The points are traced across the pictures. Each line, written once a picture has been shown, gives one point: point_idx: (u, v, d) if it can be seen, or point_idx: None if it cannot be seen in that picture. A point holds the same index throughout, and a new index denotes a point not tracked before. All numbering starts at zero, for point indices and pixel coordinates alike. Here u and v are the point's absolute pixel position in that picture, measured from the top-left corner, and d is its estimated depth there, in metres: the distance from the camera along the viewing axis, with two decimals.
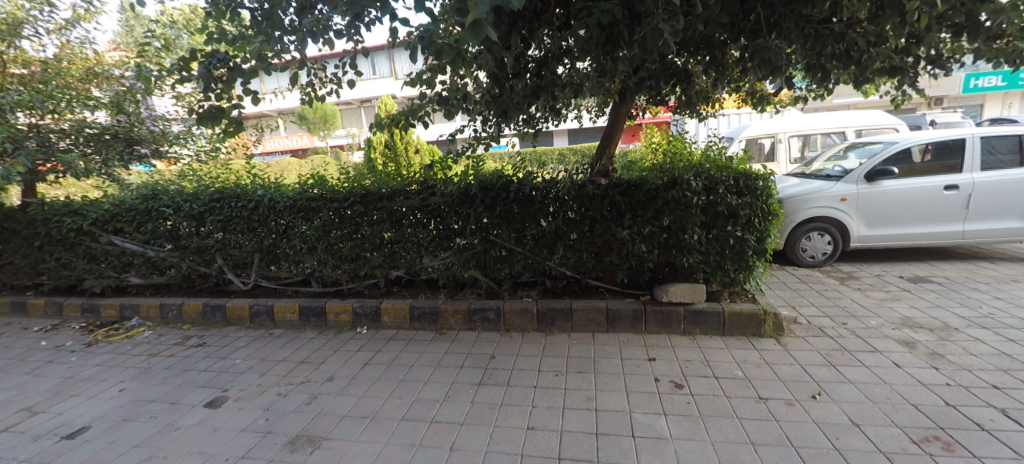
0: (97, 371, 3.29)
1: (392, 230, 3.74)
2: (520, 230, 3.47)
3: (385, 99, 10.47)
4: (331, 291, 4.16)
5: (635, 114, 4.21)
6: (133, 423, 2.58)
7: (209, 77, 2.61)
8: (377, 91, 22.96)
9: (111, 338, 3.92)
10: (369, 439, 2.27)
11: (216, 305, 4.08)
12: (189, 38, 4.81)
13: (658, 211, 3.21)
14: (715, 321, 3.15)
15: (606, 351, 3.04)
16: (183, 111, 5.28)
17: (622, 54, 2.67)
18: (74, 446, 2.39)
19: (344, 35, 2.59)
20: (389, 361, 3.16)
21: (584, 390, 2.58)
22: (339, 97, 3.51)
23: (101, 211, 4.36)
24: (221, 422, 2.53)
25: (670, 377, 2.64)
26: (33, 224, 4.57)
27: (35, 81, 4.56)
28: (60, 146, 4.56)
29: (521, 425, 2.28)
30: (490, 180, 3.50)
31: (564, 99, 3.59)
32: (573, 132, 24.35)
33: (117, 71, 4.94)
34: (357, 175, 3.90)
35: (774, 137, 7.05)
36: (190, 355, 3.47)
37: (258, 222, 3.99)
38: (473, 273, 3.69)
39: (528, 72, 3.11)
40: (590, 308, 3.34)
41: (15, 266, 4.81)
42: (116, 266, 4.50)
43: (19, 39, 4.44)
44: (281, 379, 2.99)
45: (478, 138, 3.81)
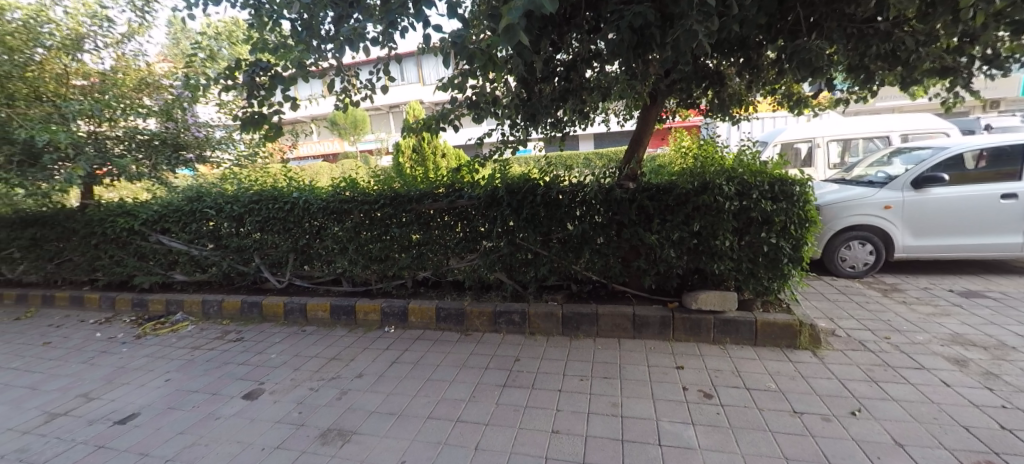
0: (145, 362, 3.49)
1: (420, 232, 3.81)
2: (546, 233, 3.48)
3: (413, 105, 10.72)
4: (360, 290, 4.27)
5: (664, 117, 4.15)
6: (178, 411, 2.72)
7: (253, 84, 2.76)
8: (406, 97, 23.50)
9: (158, 331, 4.15)
10: (396, 436, 2.32)
11: (254, 301, 4.25)
12: (231, 48, 5.08)
13: (688, 215, 3.15)
14: (747, 330, 3.06)
15: (632, 357, 3.00)
16: (225, 117, 5.57)
17: (653, 57, 2.64)
18: (125, 431, 2.54)
19: (380, 43, 2.67)
20: (416, 360, 3.21)
21: (609, 396, 2.55)
22: (372, 102, 3.59)
23: (151, 212, 4.64)
24: (257, 413, 2.64)
25: (699, 386, 2.57)
26: (91, 224, 4.91)
27: (94, 91, 4.91)
28: (116, 151, 4.89)
29: (546, 429, 2.28)
30: (517, 183, 3.51)
31: (592, 103, 3.57)
32: (599, 137, 24.19)
33: (166, 81, 5.23)
34: (387, 179, 4.00)
35: (812, 141, 6.80)
36: (229, 349, 3.63)
37: (293, 222, 4.15)
38: (499, 276, 3.70)
39: (556, 76, 3.14)
40: (617, 314, 3.30)
41: (74, 263, 5.17)
42: (162, 263, 4.76)
43: (80, 52, 4.79)
44: (313, 374, 3.09)
45: (506, 141, 3.86)
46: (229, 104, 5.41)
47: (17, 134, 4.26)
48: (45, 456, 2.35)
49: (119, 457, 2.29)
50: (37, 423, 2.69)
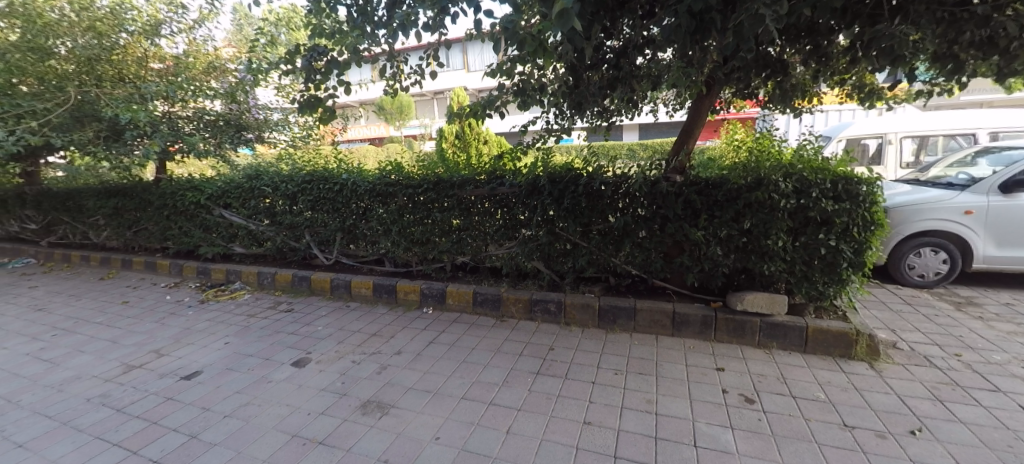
0: (208, 325, 3.79)
1: (461, 218, 3.87)
2: (587, 224, 3.43)
3: (457, 91, 10.83)
4: (401, 271, 4.41)
5: (718, 108, 3.94)
6: (234, 372, 2.94)
7: (311, 69, 2.87)
8: (451, 83, 23.73)
9: (219, 298, 4.49)
10: (431, 413, 2.40)
11: (303, 275, 4.50)
12: (289, 34, 5.33)
13: (739, 212, 2.99)
14: (796, 337, 2.89)
15: (669, 355, 2.93)
16: (283, 100, 5.90)
17: (712, 43, 2.50)
18: (190, 386, 2.79)
19: (431, 28, 2.70)
20: (452, 341, 3.29)
21: (644, 392, 2.50)
22: (422, 88, 3.64)
23: (216, 188, 4.99)
24: (304, 380, 2.81)
25: (740, 390, 2.48)
26: (164, 196, 5.36)
27: (170, 74, 5.28)
28: (186, 130, 5.28)
29: (577, 419, 2.28)
30: (559, 172, 3.47)
31: (641, 92, 3.45)
32: (644, 127, 23.46)
33: (231, 65, 5.59)
34: (431, 164, 4.08)
35: (883, 137, 6.25)
36: (280, 319, 3.87)
37: (341, 203, 4.33)
38: (536, 265, 3.70)
39: (605, 63, 3.08)
40: (656, 310, 3.22)
41: (149, 231, 5.65)
42: (223, 236, 5.11)
43: (158, 38, 5.17)
44: (355, 348, 3.24)
45: (550, 130, 3.85)
46: (286, 88, 5.72)
47: (104, 112, 4.69)
48: (124, 403, 2.62)
49: (184, 409, 2.52)
50: (117, 372, 2.99)
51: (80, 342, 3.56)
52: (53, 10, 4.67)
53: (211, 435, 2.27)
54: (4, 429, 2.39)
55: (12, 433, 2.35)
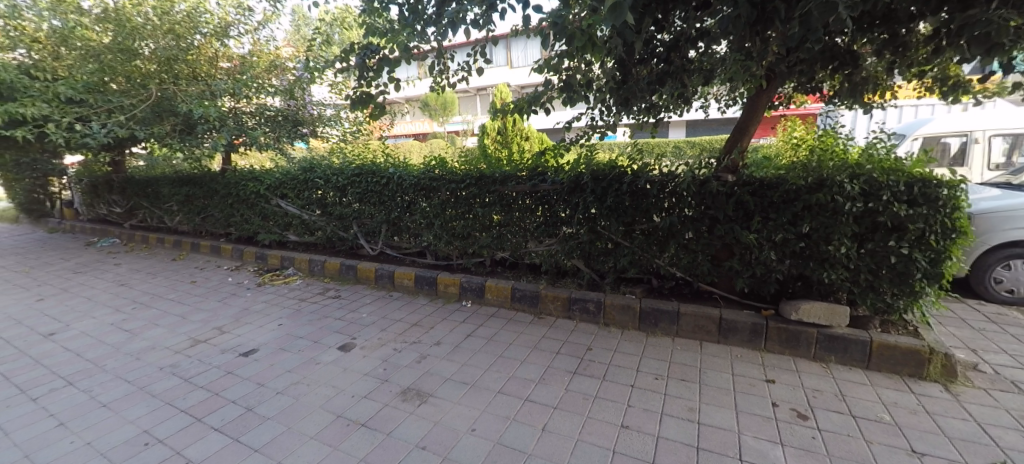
0: (264, 307, 4.04)
1: (502, 214, 3.88)
2: (630, 223, 3.34)
3: (501, 87, 10.90)
4: (442, 264, 4.50)
5: (776, 104, 3.71)
6: (286, 352, 3.12)
7: (364, 66, 2.97)
8: (494, 79, 23.91)
9: (274, 282, 4.78)
10: (468, 404, 2.43)
11: (350, 265, 4.70)
12: (342, 34, 5.59)
13: (797, 215, 2.80)
14: (858, 351, 2.68)
15: (714, 363, 2.80)
16: (336, 97, 6.22)
17: (774, 34, 2.35)
18: (247, 362, 2.99)
19: (479, 26, 2.73)
20: (490, 335, 3.32)
21: (686, 400, 2.41)
22: (468, 84, 3.67)
23: (274, 179, 5.30)
24: (349, 364, 2.93)
25: (791, 404, 2.34)
26: (229, 186, 5.77)
27: (236, 72, 5.67)
28: (249, 125, 5.65)
29: (614, 422, 2.23)
30: (603, 170, 3.41)
31: (693, 87, 3.30)
32: (691, 124, 22.53)
33: (290, 64, 5.93)
34: (474, 159, 4.12)
35: (968, 136, 5.65)
36: (328, 305, 4.07)
37: (388, 196, 4.48)
38: (576, 263, 3.66)
39: (654, 57, 2.98)
40: (701, 315, 3.09)
41: (215, 218, 6.11)
42: (280, 224, 5.43)
43: (227, 39, 5.58)
44: (397, 337, 3.35)
45: (594, 125, 3.80)
46: (339, 85, 6.01)
47: (180, 108, 5.11)
48: (190, 373, 2.85)
49: (242, 383, 2.71)
50: (185, 345, 3.26)
51: (155, 316, 3.91)
52: (140, 16, 5.14)
53: (265, 409, 2.43)
54: (92, 389, 2.67)
55: (98, 394, 2.62)
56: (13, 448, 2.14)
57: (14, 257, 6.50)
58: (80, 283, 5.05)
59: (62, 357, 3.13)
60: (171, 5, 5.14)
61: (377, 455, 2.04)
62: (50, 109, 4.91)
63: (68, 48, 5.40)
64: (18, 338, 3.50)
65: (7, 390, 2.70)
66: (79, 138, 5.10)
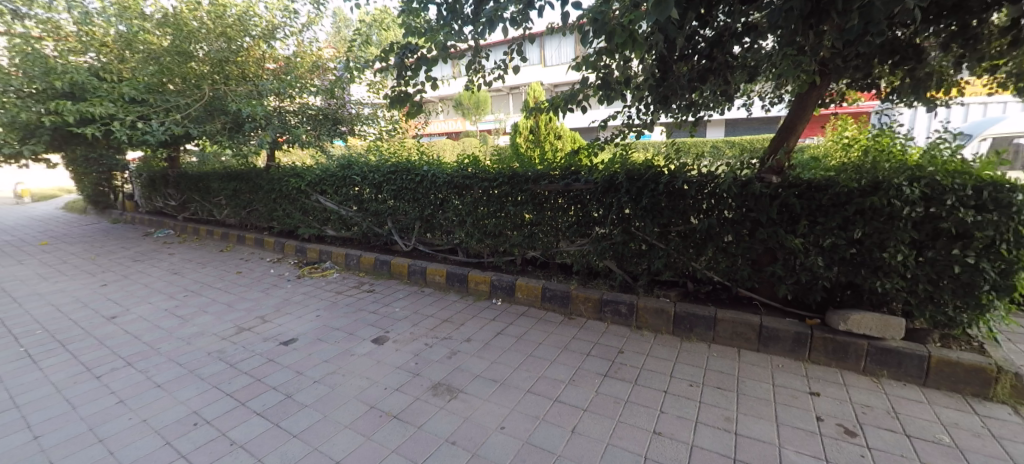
0: (303, 299, 4.21)
1: (534, 212, 3.87)
2: (665, 224, 3.25)
3: (534, 85, 10.90)
4: (473, 262, 4.53)
5: (826, 101, 3.51)
6: (323, 343, 3.23)
7: (402, 66, 3.02)
8: (527, 78, 23.92)
9: (313, 274, 4.97)
10: (497, 402, 2.44)
11: (384, 260, 4.82)
12: (381, 35, 5.75)
13: (848, 219, 2.64)
14: (914, 367, 2.50)
15: (753, 372, 2.69)
16: (373, 96, 6.42)
17: (829, 27, 2.21)
18: (287, 351, 3.12)
19: (517, 23, 2.72)
20: (520, 334, 3.32)
21: (722, 409, 2.33)
22: (503, 83, 3.67)
23: (314, 176, 5.51)
24: (382, 357, 3.00)
25: (838, 419, 2.21)
26: (273, 182, 6.03)
27: (282, 72, 5.93)
28: (292, 123, 5.90)
29: (647, 428, 2.18)
30: (638, 170, 3.33)
31: (736, 85, 3.17)
32: (730, 122, 21.75)
33: (331, 64, 6.16)
34: (507, 158, 4.12)
35: None
36: (363, 298, 4.19)
37: (421, 194, 4.56)
38: (608, 264, 3.60)
39: (696, 54, 2.91)
40: (740, 321, 2.97)
41: (259, 212, 6.41)
42: (319, 219, 5.63)
43: (274, 40, 5.84)
44: (428, 332, 3.40)
45: (630, 125, 3.70)
46: (376, 85, 6.20)
47: (230, 107, 5.38)
48: (235, 359, 3.00)
49: (282, 371, 2.83)
50: (231, 332, 3.44)
51: (205, 303, 4.15)
52: (195, 20, 5.45)
53: (303, 397, 2.52)
54: (148, 370, 2.86)
55: (154, 374, 2.81)
56: (80, 421, 2.33)
57: (82, 245, 7.05)
58: (139, 270, 5.42)
59: (123, 339, 3.36)
60: (224, 9, 5.43)
61: (409, 447, 2.08)
62: (116, 108, 5.29)
63: (132, 52, 5.79)
64: (85, 320, 3.80)
65: (75, 367, 2.93)
66: (140, 135, 5.47)
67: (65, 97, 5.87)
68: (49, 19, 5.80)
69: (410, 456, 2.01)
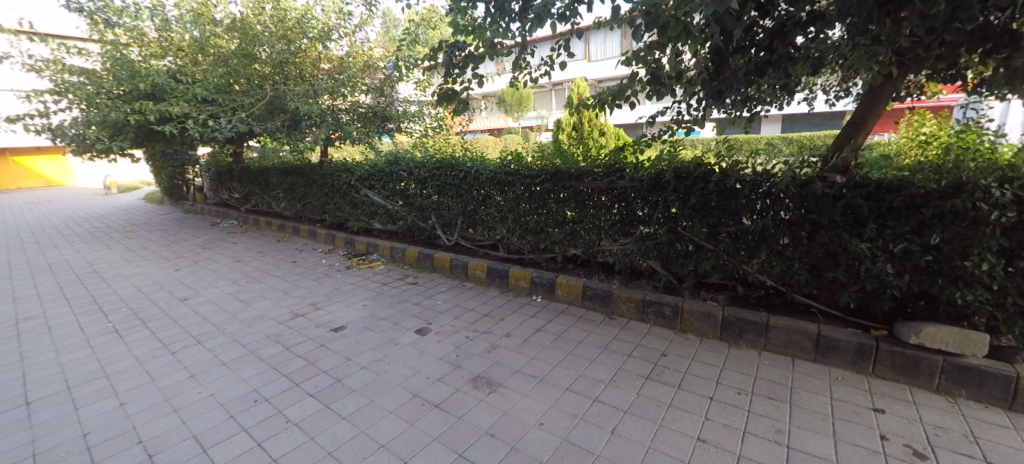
0: (351, 288, 4.40)
1: (576, 210, 3.83)
2: (715, 224, 3.12)
3: (578, 81, 10.79)
4: (514, 258, 4.56)
5: (900, 95, 3.23)
6: (370, 332, 3.37)
7: (450, 64, 3.08)
8: (570, 74, 23.68)
9: (360, 266, 5.19)
10: (536, 398, 2.45)
11: (428, 254, 4.94)
12: (428, 33, 5.91)
13: (923, 224, 2.42)
14: (998, 388, 2.26)
15: (809, 383, 2.53)
16: (420, 94, 6.62)
17: (908, 13, 2.03)
18: (337, 337, 3.28)
19: (566, 19, 2.70)
20: (560, 332, 3.31)
21: (773, 420, 2.21)
22: (550, 79, 3.66)
23: (363, 171, 5.73)
24: (425, 348, 3.09)
25: (905, 440, 2.04)
26: (325, 177, 6.35)
27: (335, 72, 6.22)
28: (344, 120, 6.19)
29: (690, 434, 2.12)
30: (687, 167, 3.21)
31: (798, 77, 2.98)
32: (787, 119, 20.53)
33: (381, 63, 6.41)
34: (550, 155, 4.08)
35: None
36: (407, 290, 4.33)
37: (465, 190, 4.63)
38: (652, 264, 3.51)
39: (754, 46, 2.77)
40: (795, 329, 2.80)
41: (312, 205, 6.76)
42: (367, 213, 5.87)
43: (329, 41, 6.15)
44: (469, 325, 3.47)
45: (680, 120, 3.62)
46: (423, 83, 6.39)
47: (289, 106, 5.70)
48: (290, 343, 3.20)
49: (332, 356, 2.98)
50: (287, 318, 3.66)
51: (264, 289, 4.44)
52: (259, 25, 5.82)
53: (352, 381, 2.65)
54: (215, 349, 3.11)
55: (220, 353, 3.05)
56: (158, 392, 2.57)
57: (160, 234, 7.73)
58: (207, 257, 5.88)
59: (193, 319, 3.67)
60: (285, 13, 5.77)
61: (450, 436, 2.13)
62: (189, 107, 5.75)
63: (204, 55, 6.22)
64: (162, 301, 4.18)
65: (154, 343, 3.24)
66: (210, 133, 5.92)
67: (147, 97, 6.46)
68: (135, 27, 6.41)
69: (451, 445, 2.07)
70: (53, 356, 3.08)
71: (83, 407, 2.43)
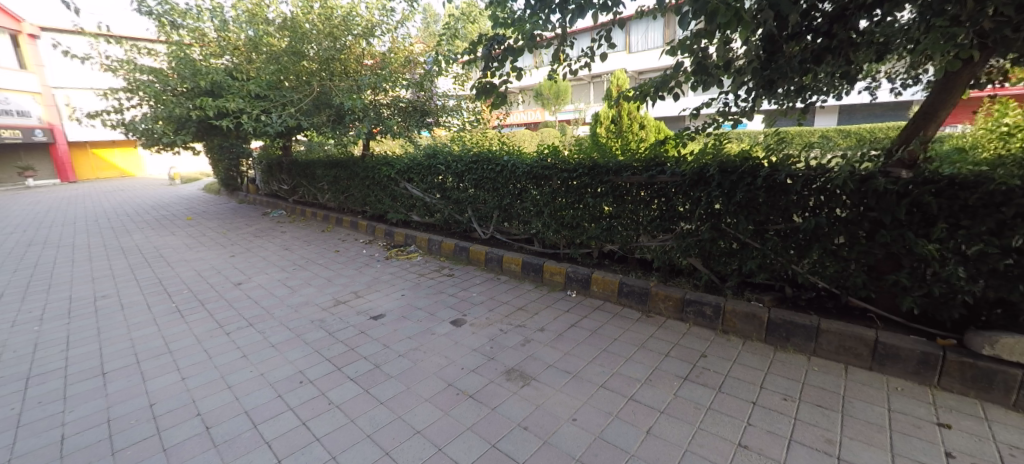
0: (390, 278, 4.54)
1: (614, 205, 3.75)
2: (762, 221, 2.97)
3: (617, 73, 10.57)
4: (549, 252, 4.53)
5: (980, 82, 2.94)
6: (407, 321, 3.46)
7: (490, 57, 3.09)
8: (610, 67, 23.16)
9: (399, 256, 5.33)
10: (570, 393, 2.43)
11: (464, 246, 5.01)
12: (467, 27, 5.97)
13: (1003, 224, 2.19)
14: None
15: (863, 393, 2.37)
16: (458, 88, 6.71)
17: None
18: (375, 325, 3.39)
19: (608, 8, 2.65)
20: (594, 328, 3.27)
21: (823, 429, 2.09)
22: (590, 71, 3.58)
23: (403, 164, 5.87)
24: (460, 339, 3.14)
25: (973, 459, 1.87)
26: (367, 170, 6.56)
27: (378, 67, 6.41)
28: (385, 115, 6.37)
29: (730, 438, 2.04)
30: (733, 161, 3.06)
31: (860, 64, 2.76)
32: (845, 110, 19.23)
33: (421, 58, 6.55)
34: (588, 148, 4.02)
35: None
36: (443, 281, 4.41)
37: (501, 183, 4.65)
38: (693, 262, 3.39)
39: (810, 32, 2.56)
40: (849, 335, 2.62)
41: (355, 197, 7.01)
42: (405, 205, 6.02)
43: (372, 38, 6.33)
44: (503, 318, 3.49)
45: (726, 112, 3.45)
46: (462, 77, 6.50)
47: (334, 101, 5.91)
48: (333, 328, 3.34)
49: (371, 343, 3.09)
50: (330, 304, 3.83)
51: (309, 277, 4.66)
52: (308, 23, 6.06)
53: (390, 368, 2.74)
54: (265, 331, 3.30)
55: (269, 336, 3.23)
56: (214, 369, 2.76)
57: (217, 222, 8.27)
58: (258, 245, 6.24)
59: (246, 302, 3.91)
60: (332, 11, 5.98)
61: (483, 426, 2.16)
62: (245, 103, 6.09)
63: (257, 54, 6.56)
64: (218, 284, 4.48)
65: (211, 324, 3.48)
66: (262, 127, 6.24)
67: (207, 94, 6.90)
68: (197, 28, 6.85)
69: (484, 436, 2.10)
70: (126, 331, 3.38)
71: (150, 379, 2.65)
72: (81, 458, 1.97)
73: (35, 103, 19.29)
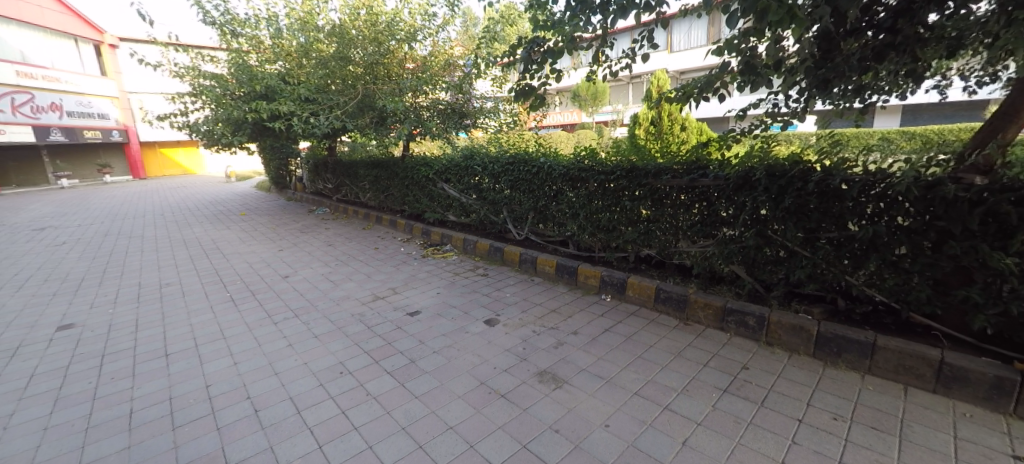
0: (426, 276, 4.64)
1: (652, 208, 3.67)
2: (813, 229, 2.80)
3: (658, 73, 10.33)
4: (584, 255, 4.48)
5: None
6: (442, 318, 3.53)
7: (529, 59, 3.10)
8: (650, 67, 22.63)
9: (434, 255, 5.44)
10: (602, 399, 2.40)
11: (498, 247, 5.05)
12: (506, 30, 6.03)
13: None
14: None
15: (925, 417, 2.18)
16: (496, 90, 6.77)
17: None
18: (411, 321, 3.47)
19: (651, 8, 2.60)
20: (629, 334, 3.20)
21: (878, 453, 1.94)
22: (631, 72, 3.51)
23: (440, 165, 5.99)
24: (493, 338, 3.16)
25: None
26: (406, 170, 6.74)
27: (418, 71, 6.58)
28: (425, 116, 6.53)
29: (773, 456, 1.94)
30: (781, 165, 2.92)
31: (929, 62, 2.56)
32: (909, 110, 17.89)
33: (460, 61, 6.67)
34: (626, 150, 3.96)
35: None
36: (477, 281, 4.46)
37: (537, 185, 4.64)
38: (735, 269, 3.25)
39: (871, 27, 2.45)
40: (910, 353, 2.43)
41: (394, 196, 7.23)
42: (442, 205, 6.14)
43: (414, 42, 6.51)
44: (536, 320, 3.48)
45: (775, 113, 3.30)
46: (500, 79, 6.56)
47: (377, 103, 6.13)
48: (372, 322, 3.46)
49: (408, 338, 3.17)
50: (369, 299, 3.97)
51: (350, 272, 4.85)
52: (354, 29, 6.31)
53: (424, 364, 2.80)
54: (308, 323, 3.46)
55: (312, 327, 3.38)
56: (262, 356, 2.92)
57: (267, 218, 8.75)
58: (304, 240, 6.55)
59: (291, 295, 4.11)
60: (377, 17, 6.21)
61: (515, 427, 2.17)
62: (295, 107, 6.42)
63: (307, 59, 6.90)
64: (267, 277, 4.74)
65: (260, 313, 3.69)
66: (310, 128, 6.56)
67: (261, 98, 7.32)
68: (254, 36, 7.30)
69: (515, 436, 2.10)
70: (185, 317, 3.65)
71: (206, 363, 2.85)
72: (147, 432, 2.14)
73: (114, 106, 21.02)
